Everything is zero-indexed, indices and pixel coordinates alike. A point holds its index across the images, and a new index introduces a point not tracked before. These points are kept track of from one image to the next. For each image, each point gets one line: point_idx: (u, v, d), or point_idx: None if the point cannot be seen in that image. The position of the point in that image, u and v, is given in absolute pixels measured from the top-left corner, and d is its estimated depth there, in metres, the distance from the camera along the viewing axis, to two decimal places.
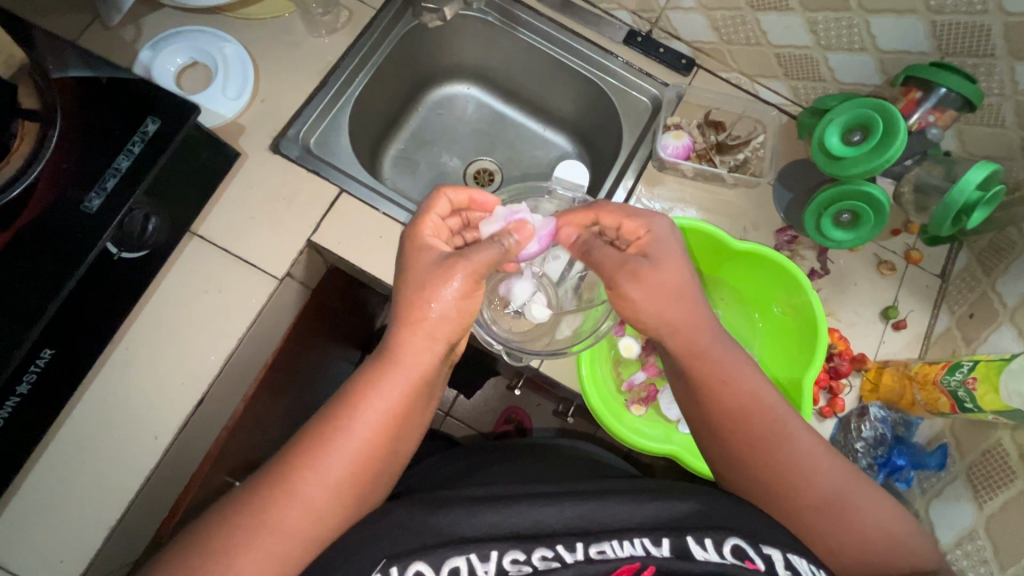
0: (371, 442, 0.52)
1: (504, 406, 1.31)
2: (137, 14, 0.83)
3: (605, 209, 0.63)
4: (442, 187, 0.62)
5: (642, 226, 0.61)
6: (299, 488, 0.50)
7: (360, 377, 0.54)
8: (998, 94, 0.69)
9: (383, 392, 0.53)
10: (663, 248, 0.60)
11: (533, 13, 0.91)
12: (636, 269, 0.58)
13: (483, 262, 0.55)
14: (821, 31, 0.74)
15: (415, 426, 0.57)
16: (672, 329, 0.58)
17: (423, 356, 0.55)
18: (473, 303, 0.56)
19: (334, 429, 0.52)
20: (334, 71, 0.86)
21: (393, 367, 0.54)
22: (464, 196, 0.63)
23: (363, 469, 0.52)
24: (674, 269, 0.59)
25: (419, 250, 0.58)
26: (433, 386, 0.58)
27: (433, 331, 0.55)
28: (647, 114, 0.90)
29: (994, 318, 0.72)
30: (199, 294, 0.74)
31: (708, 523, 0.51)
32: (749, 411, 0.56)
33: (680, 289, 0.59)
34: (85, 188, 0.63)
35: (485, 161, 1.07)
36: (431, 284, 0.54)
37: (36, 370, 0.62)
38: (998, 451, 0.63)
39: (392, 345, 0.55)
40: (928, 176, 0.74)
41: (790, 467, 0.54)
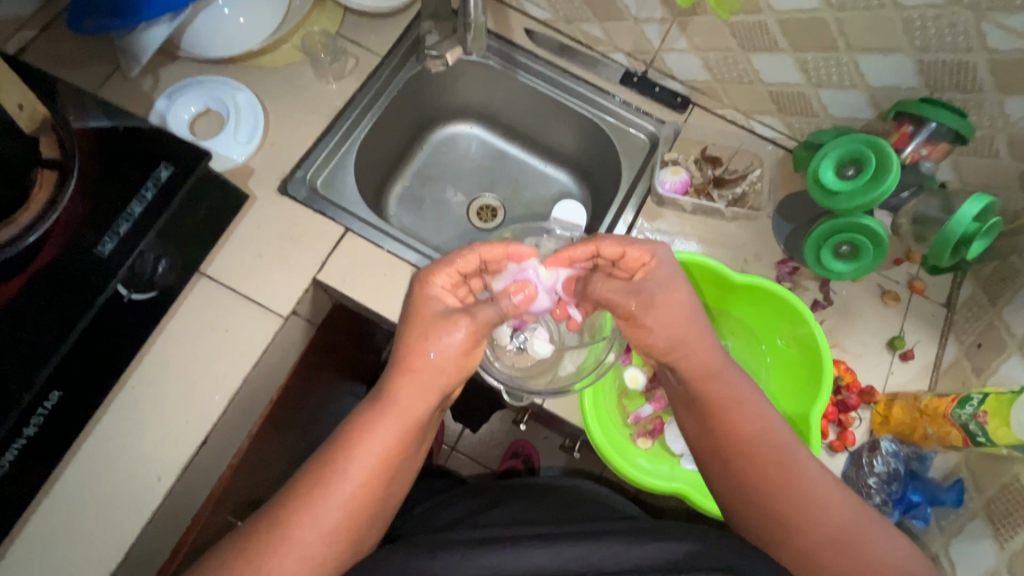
0: (365, 487, 0.52)
1: (510, 440, 1.29)
2: (156, 65, 0.87)
3: (604, 241, 0.62)
4: (474, 243, 0.62)
5: (646, 253, 0.61)
6: (295, 533, 0.50)
7: (356, 419, 0.54)
8: (989, 127, 0.70)
9: (378, 437, 0.53)
10: (669, 274, 0.61)
11: (533, 57, 0.95)
12: (649, 293, 0.59)
13: (484, 321, 0.57)
14: (811, 70, 0.76)
15: (410, 469, 0.57)
16: (685, 351, 0.58)
17: (418, 402, 0.54)
18: (473, 355, 0.57)
19: (329, 474, 0.51)
20: (341, 116, 0.89)
21: (388, 412, 0.54)
22: (500, 252, 0.63)
23: (357, 515, 0.52)
24: (682, 292, 0.59)
25: (426, 299, 0.58)
26: (428, 430, 0.58)
27: (429, 378, 0.55)
28: (645, 151, 0.93)
29: (1003, 349, 0.71)
30: (207, 333, 0.76)
31: (704, 565, 0.51)
32: (757, 445, 0.55)
33: (688, 315, 0.59)
34: (98, 232, 0.65)
35: (488, 197, 1.09)
36: (432, 334, 0.55)
37: (43, 413, 0.62)
38: (1014, 488, 0.62)
39: (386, 390, 0.55)
40: (926, 208, 0.76)
41: (799, 505, 0.53)
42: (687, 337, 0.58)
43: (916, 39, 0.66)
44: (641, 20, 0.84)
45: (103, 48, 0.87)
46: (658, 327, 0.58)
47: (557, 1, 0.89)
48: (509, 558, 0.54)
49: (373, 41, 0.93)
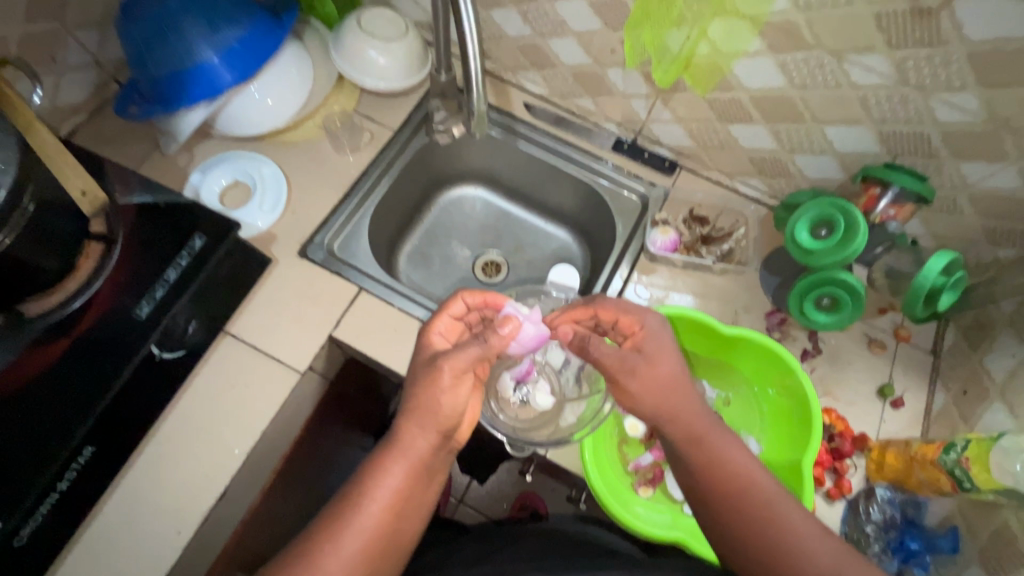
0: (377, 523, 0.57)
1: (517, 492, 1.30)
2: (192, 143, 0.97)
3: (603, 305, 0.68)
4: (460, 290, 0.69)
5: (636, 321, 0.67)
6: (317, 567, 0.54)
7: (370, 461, 0.60)
8: (951, 188, 0.76)
9: (387, 474, 0.58)
10: (656, 342, 0.65)
11: (531, 127, 1.04)
12: (633, 363, 0.63)
13: (464, 360, 0.60)
14: (784, 138, 0.84)
15: (420, 507, 0.61)
16: (670, 417, 0.62)
17: (421, 441, 0.60)
18: (461, 393, 0.61)
19: (346, 510, 0.57)
20: (356, 184, 0.98)
21: (392, 449, 0.60)
22: (480, 299, 0.70)
23: (371, 551, 0.56)
24: (668, 361, 0.64)
25: (425, 347, 0.66)
26: (434, 468, 0.62)
27: (426, 419, 0.60)
28: (637, 210, 0.99)
29: (986, 395, 0.74)
30: (228, 389, 0.80)
31: None
32: (743, 494, 0.59)
33: (674, 385, 0.63)
34: (136, 297, 0.72)
35: (492, 254, 1.16)
36: (424, 376, 0.60)
37: (75, 468, 0.68)
38: (1007, 533, 0.63)
39: (394, 431, 0.61)
40: (897, 263, 0.84)
41: (787, 551, 0.55)
42: (670, 403, 0.62)
43: (874, 113, 0.74)
44: (628, 95, 0.93)
45: (146, 129, 0.96)
46: (641, 394, 0.62)
47: (553, 80, 0.99)
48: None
49: (387, 117, 1.03)
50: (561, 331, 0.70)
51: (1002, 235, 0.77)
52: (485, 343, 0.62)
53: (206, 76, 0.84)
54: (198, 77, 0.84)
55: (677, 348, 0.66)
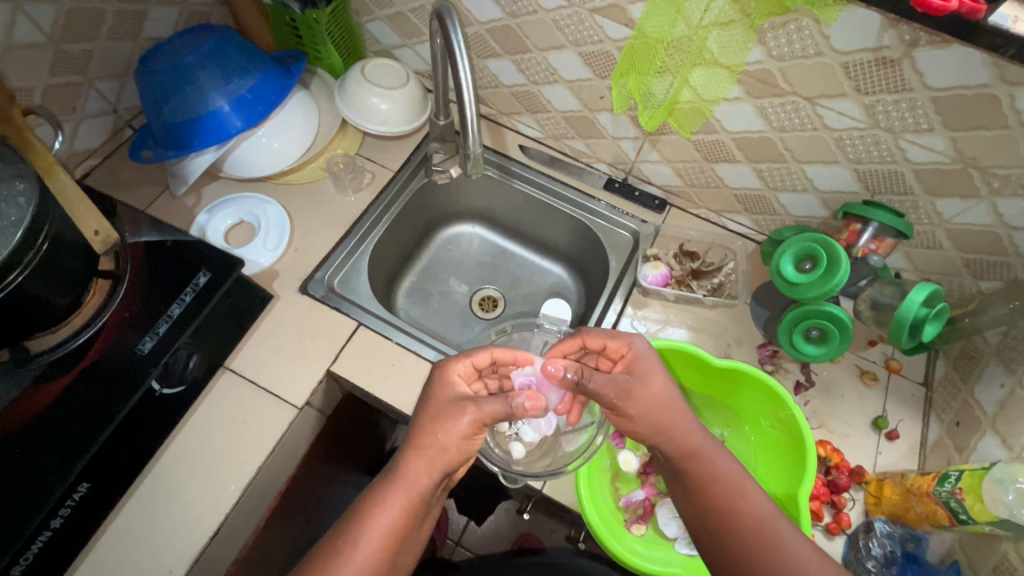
0: (372, 561, 0.56)
1: (515, 532, 1.27)
2: (200, 184, 1.01)
3: (589, 333, 0.71)
4: (490, 344, 0.71)
5: (624, 344, 0.69)
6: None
7: (367, 495, 0.60)
8: (928, 224, 0.79)
9: (386, 509, 0.58)
10: (645, 365, 0.67)
11: (526, 167, 1.08)
12: (626, 387, 0.65)
13: (490, 412, 0.62)
14: (768, 177, 0.88)
15: (412, 543, 0.61)
16: (665, 434, 0.64)
17: (425, 478, 0.60)
18: (475, 441, 0.62)
19: (344, 545, 0.56)
20: (358, 222, 1.01)
21: (395, 484, 0.60)
22: (510, 355, 0.72)
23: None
24: (659, 379, 0.66)
25: (442, 385, 0.66)
26: (430, 504, 0.62)
27: (435, 457, 0.61)
28: (630, 246, 1.02)
29: (978, 426, 0.75)
30: (226, 424, 0.81)
31: None
32: (740, 515, 0.59)
33: (668, 403, 0.65)
34: (140, 333, 0.74)
35: (489, 289, 1.18)
36: (444, 419, 0.62)
37: (71, 504, 0.68)
38: (1006, 565, 0.63)
39: (397, 467, 0.61)
40: (881, 295, 0.83)
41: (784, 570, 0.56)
42: (665, 419, 0.64)
43: (849, 153, 0.78)
44: (618, 138, 0.98)
45: (157, 171, 1.01)
46: (639, 417, 0.64)
47: (546, 123, 1.04)
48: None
49: (388, 159, 1.08)
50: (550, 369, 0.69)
51: (982, 268, 0.79)
52: (512, 404, 0.62)
53: (218, 121, 0.89)
54: (210, 123, 0.89)
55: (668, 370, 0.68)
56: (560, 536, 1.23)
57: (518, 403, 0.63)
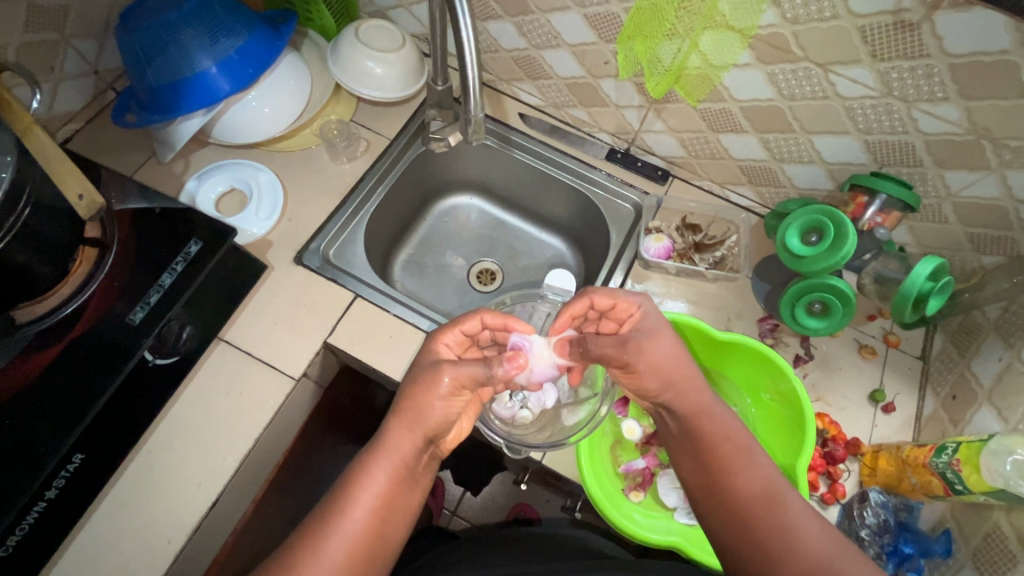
0: (359, 528, 0.56)
1: (510, 502, 1.29)
2: (188, 151, 0.97)
3: (596, 292, 0.69)
4: (482, 310, 0.69)
5: (633, 304, 0.69)
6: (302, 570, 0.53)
7: (353, 467, 0.60)
8: (935, 197, 0.78)
9: (372, 477, 0.58)
10: (653, 325, 0.68)
11: (526, 136, 1.05)
12: (635, 342, 0.65)
13: (467, 372, 0.61)
14: (774, 148, 0.86)
15: (406, 513, 0.60)
16: (675, 392, 0.64)
17: (407, 445, 0.60)
18: (457, 403, 0.62)
19: (331, 515, 0.56)
20: (353, 191, 0.98)
21: (380, 452, 0.60)
22: (500, 321, 0.70)
23: (356, 553, 0.56)
24: (669, 339, 0.66)
25: (425, 354, 0.67)
26: (419, 473, 0.62)
27: (418, 422, 0.60)
28: (631, 218, 1.01)
29: (974, 399, 0.75)
30: (222, 396, 0.80)
31: None
32: (743, 480, 0.60)
33: (679, 360, 0.65)
34: (130, 303, 0.71)
35: (487, 262, 1.17)
36: (422, 382, 0.61)
37: (65, 476, 0.67)
38: (998, 534, 0.64)
39: (380, 437, 0.61)
40: (886, 269, 0.82)
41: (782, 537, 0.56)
42: (676, 376, 0.64)
43: (860, 123, 0.76)
44: (621, 106, 0.95)
45: (142, 137, 0.97)
46: (648, 373, 0.64)
47: (547, 90, 1.01)
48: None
49: (383, 126, 1.04)
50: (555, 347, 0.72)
51: (986, 243, 0.79)
52: (491, 368, 0.62)
53: (205, 84, 0.85)
54: (197, 86, 0.84)
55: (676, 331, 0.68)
56: (555, 505, 1.25)
57: (498, 369, 0.62)
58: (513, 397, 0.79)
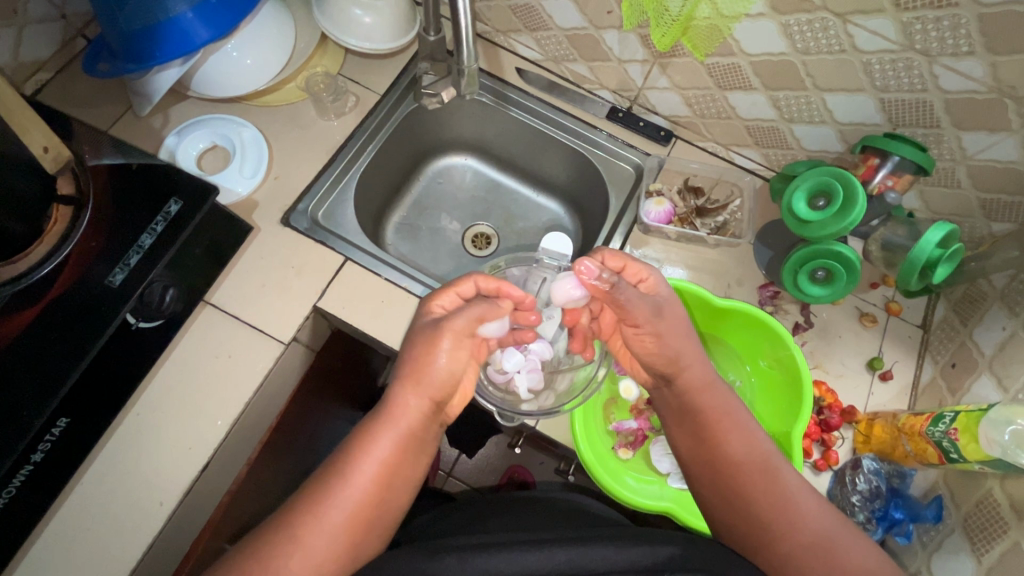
0: (364, 495, 0.57)
1: (505, 465, 1.30)
2: (166, 104, 0.92)
3: (607, 252, 0.66)
4: (473, 272, 0.68)
5: (644, 270, 0.66)
6: (302, 537, 0.54)
7: (359, 433, 0.60)
8: (950, 159, 0.75)
9: (378, 443, 0.58)
10: (667, 289, 0.66)
11: (523, 93, 1.00)
12: (658, 306, 0.64)
13: (466, 323, 0.62)
14: (783, 107, 0.82)
15: (410, 479, 0.61)
16: (679, 364, 0.65)
17: (414, 411, 0.60)
18: (462, 362, 0.63)
19: (336, 478, 0.56)
20: (342, 149, 0.94)
21: (388, 418, 0.60)
22: (494, 286, 0.68)
23: (360, 520, 0.56)
24: (679, 306, 0.66)
25: (426, 317, 0.66)
26: (424, 440, 0.62)
27: (424, 385, 0.61)
28: (631, 181, 0.97)
29: (974, 368, 0.74)
30: (210, 359, 0.78)
31: (688, 565, 0.53)
32: (739, 457, 0.61)
33: (687, 327, 0.65)
34: (109, 264, 0.68)
35: (482, 226, 1.13)
36: (426, 345, 0.62)
37: (51, 439, 0.65)
38: (990, 501, 0.64)
39: (386, 404, 0.60)
40: (893, 236, 0.81)
41: (779, 509, 0.58)
42: (683, 348, 0.64)
43: (877, 81, 0.72)
44: (624, 61, 0.90)
45: (117, 88, 0.91)
46: (666, 337, 0.64)
47: (546, 43, 0.95)
48: (510, 558, 0.55)
49: (373, 80, 0.98)
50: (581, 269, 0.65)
51: (998, 209, 0.76)
52: (494, 304, 0.65)
53: (181, 31, 0.78)
54: (172, 32, 0.77)
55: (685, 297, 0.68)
56: (549, 467, 1.27)
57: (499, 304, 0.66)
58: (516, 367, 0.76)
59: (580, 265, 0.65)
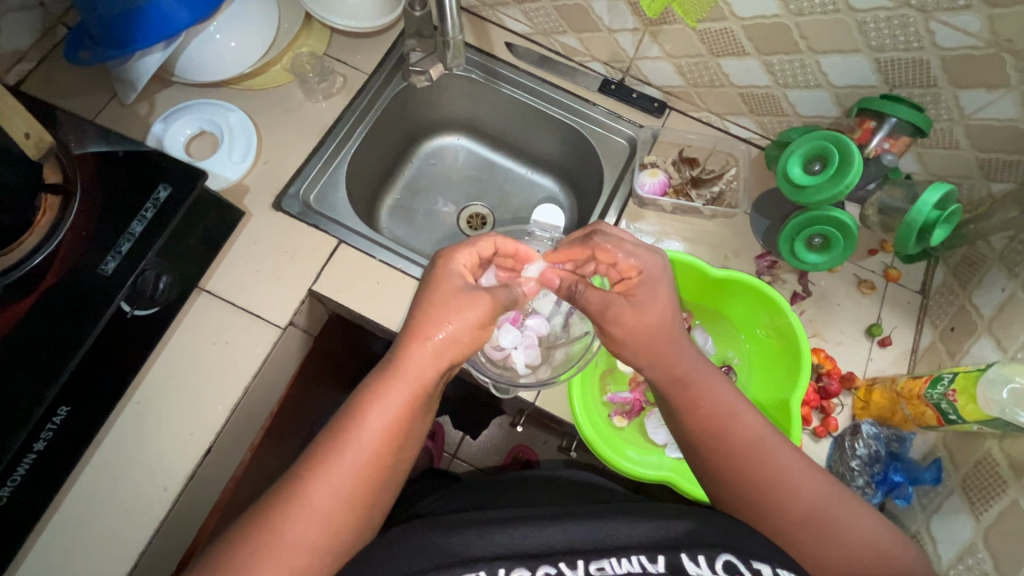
0: (374, 453, 0.55)
1: (508, 445, 1.31)
2: (151, 91, 0.91)
3: (602, 243, 0.65)
4: (494, 232, 0.68)
5: (635, 266, 0.64)
6: (310, 493, 0.53)
7: (367, 387, 0.58)
8: (948, 120, 0.74)
9: (390, 402, 0.56)
10: (650, 290, 0.63)
11: (513, 68, 0.98)
12: (614, 311, 0.63)
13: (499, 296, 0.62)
14: (778, 72, 0.80)
15: (418, 436, 0.60)
16: (651, 361, 0.62)
17: (427, 369, 0.58)
18: (479, 325, 0.61)
19: (352, 429, 0.55)
20: (331, 131, 0.93)
21: (400, 378, 0.57)
22: (511, 248, 0.70)
23: (369, 478, 0.55)
24: (658, 306, 0.62)
25: (444, 275, 0.62)
26: (433, 399, 0.61)
27: (439, 345, 0.59)
28: (625, 154, 0.96)
29: (973, 331, 0.74)
30: (208, 346, 0.78)
31: (702, 539, 0.53)
32: (735, 444, 0.59)
33: (662, 327, 0.62)
34: (101, 253, 0.67)
35: (476, 206, 1.12)
36: (442, 305, 0.60)
37: (52, 428, 0.65)
38: (989, 461, 0.64)
39: (397, 359, 0.58)
40: (890, 199, 0.80)
41: (770, 491, 0.57)
42: (658, 347, 0.62)
43: (872, 40, 0.71)
44: (614, 31, 0.88)
45: (101, 77, 0.90)
46: (624, 340, 0.63)
47: (535, 15, 0.93)
48: (517, 533, 0.55)
49: (359, 59, 0.97)
50: (545, 277, 0.70)
51: (997, 168, 0.75)
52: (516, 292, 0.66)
53: (161, 14, 0.76)
54: (152, 16, 0.76)
55: (674, 295, 0.64)
56: (552, 445, 1.28)
57: (519, 291, 0.67)
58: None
59: (547, 277, 0.69)
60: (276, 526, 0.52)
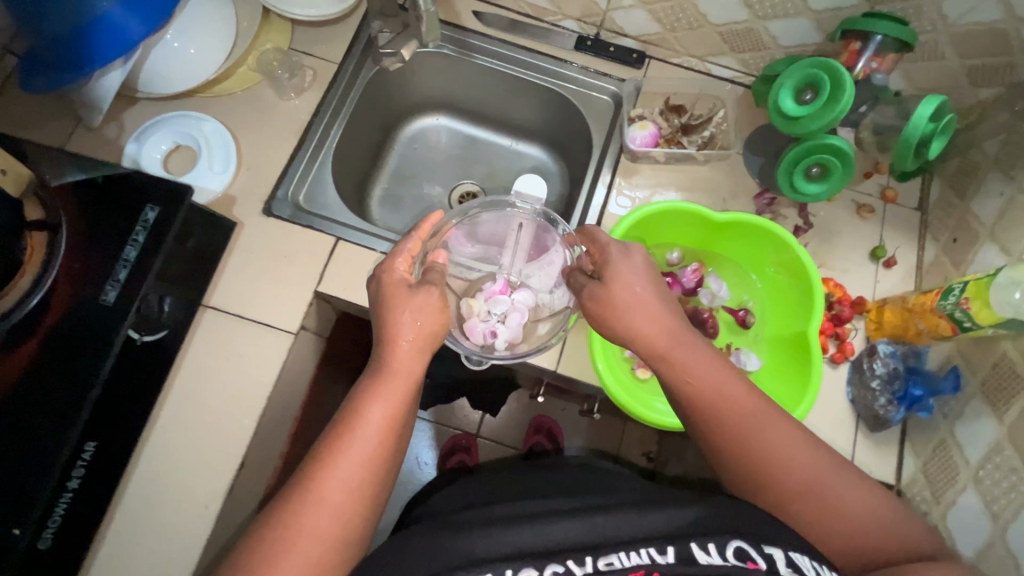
0: (378, 447, 0.53)
1: (529, 417, 1.32)
2: (117, 111, 0.87)
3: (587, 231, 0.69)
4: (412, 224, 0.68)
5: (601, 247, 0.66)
6: (320, 496, 0.50)
7: (359, 387, 0.56)
8: (932, 30, 0.74)
9: (386, 396, 0.55)
10: (615, 268, 0.63)
11: (485, 37, 0.96)
12: (589, 295, 0.64)
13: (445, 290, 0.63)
14: (756, 5, 0.79)
15: (411, 428, 0.58)
16: (633, 338, 0.61)
17: (415, 364, 0.58)
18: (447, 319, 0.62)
19: (348, 431, 0.53)
20: (309, 128, 0.90)
21: (390, 374, 0.56)
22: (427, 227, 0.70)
23: (376, 472, 0.53)
24: (624, 284, 0.62)
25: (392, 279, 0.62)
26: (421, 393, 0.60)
27: (421, 339, 0.59)
28: (611, 110, 0.94)
29: (976, 238, 0.75)
30: (223, 361, 0.78)
31: (712, 527, 0.50)
32: (730, 409, 0.57)
33: (638, 302, 0.62)
34: (100, 284, 0.66)
35: (466, 184, 1.11)
36: (407, 303, 0.60)
37: (83, 464, 0.64)
38: (1007, 362, 0.66)
39: (385, 358, 0.57)
40: (882, 117, 0.80)
41: (765, 457, 0.55)
42: (640, 324, 0.61)
43: None
44: None
45: (62, 103, 0.86)
46: (606, 319, 0.63)
47: None
48: (526, 534, 0.52)
49: (326, 49, 0.93)
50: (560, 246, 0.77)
51: (984, 74, 0.75)
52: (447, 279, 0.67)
53: (113, 28, 0.72)
54: (104, 31, 0.72)
55: (645, 270, 0.63)
56: (572, 411, 1.30)
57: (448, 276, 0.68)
58: (472, 259, 0.88)
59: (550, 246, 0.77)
60: (289, 535, 0.49)
